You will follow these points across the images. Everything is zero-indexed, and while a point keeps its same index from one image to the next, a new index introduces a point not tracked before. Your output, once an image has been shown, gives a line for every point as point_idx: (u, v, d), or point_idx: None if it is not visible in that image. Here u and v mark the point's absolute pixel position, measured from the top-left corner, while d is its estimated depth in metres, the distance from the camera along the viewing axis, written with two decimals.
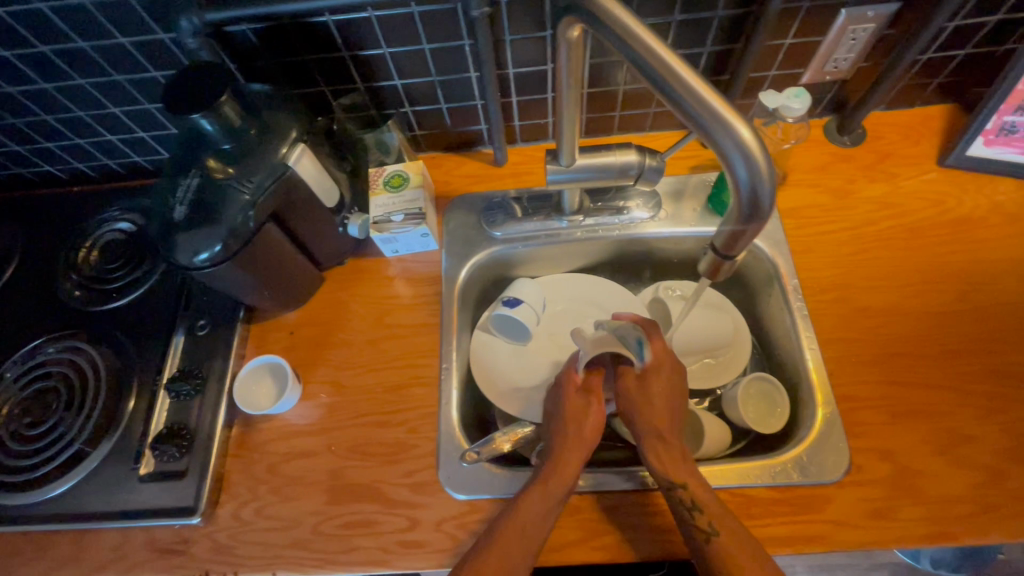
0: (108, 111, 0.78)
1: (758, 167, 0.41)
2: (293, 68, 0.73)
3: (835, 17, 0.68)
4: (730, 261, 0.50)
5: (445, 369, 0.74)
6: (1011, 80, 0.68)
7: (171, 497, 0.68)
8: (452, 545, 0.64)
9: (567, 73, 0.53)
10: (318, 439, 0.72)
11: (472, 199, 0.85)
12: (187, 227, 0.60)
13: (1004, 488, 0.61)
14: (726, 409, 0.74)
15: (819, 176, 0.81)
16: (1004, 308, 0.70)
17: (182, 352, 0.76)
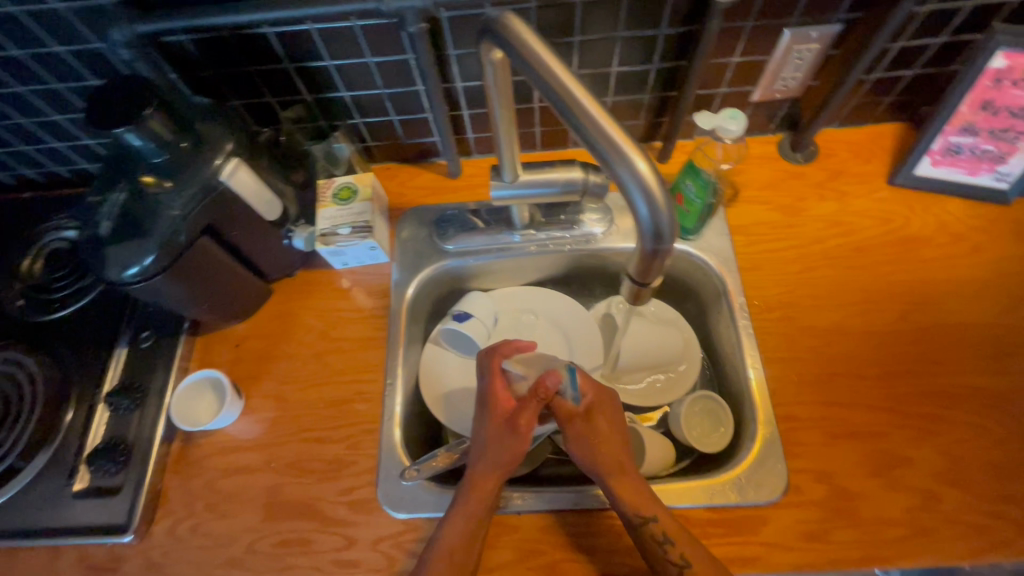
0: (52, 118, 0.77)
1: (657, 203, 0.42)
2: (236, 79, 0.72)
3: (779, 36, 0.69)
4: (647, 287, 0.51)
5: (390, 384, 0.74)
6: (954, 101, 0.68)
7: (104, 514, 0.67)
8: (388, 566, 0.64)
9: (496, 91, 0.53)
10: (258, 454, 0.71)
11: (424, 211, 0.85)
12: (117, 241, 0.59)
13: (938, 511, 0.61)
14: (672, 427, 0.74)
15: (770, 193, 0.81)
16: (945, 328, 0.71)
17: (124, 364, 0.75)
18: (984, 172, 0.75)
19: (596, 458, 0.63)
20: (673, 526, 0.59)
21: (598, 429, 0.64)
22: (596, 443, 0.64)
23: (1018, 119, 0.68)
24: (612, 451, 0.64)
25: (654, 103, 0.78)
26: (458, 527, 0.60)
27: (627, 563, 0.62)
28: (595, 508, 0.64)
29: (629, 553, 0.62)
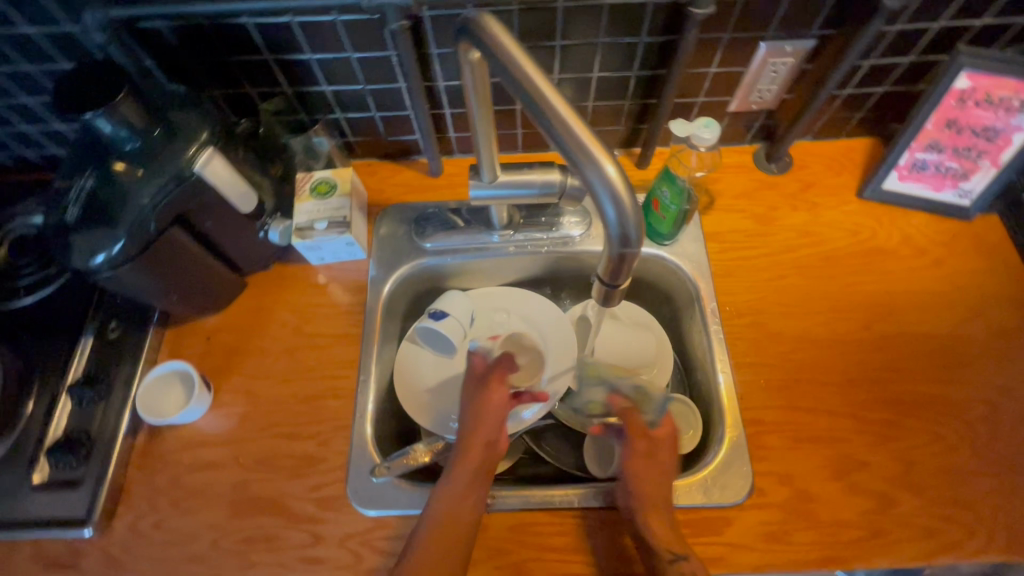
0: (22, 101, 0.75)
1: (625, 207, 0.43)
2: (214, 69, 0.72)
3: (756, 49, 0.70)
4: (617, 290, 0.52)
5: (363, 381, 0.73)
6: (921, 119, 0.71)
7: (63, 508, 0.65)
8: (355, 562, 0.63)
9: (474, 92, 0.53)
10: (226, 449, 0.70)
11: (404, 209, 0.84)
12: (84, 228, 0.58)
13: (893, 514, 0.63)
14: (643, 429, 0.75)
15: (745, 202, 0.83)
16: (906, 338, 0.73)
17: (89, 355, 0.73)
18: (948, 188, 0.78)
19: (641, 484, 0.62)
20: (697, 572, 0.58)
21: (659, 456, 0.65)
22: (652, 465, 0.64)
23: (980, 138, 0.71)
24: (660, 477, 0.63)
25: (633, 110, 0.79)
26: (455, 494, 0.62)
27: (594, 562, 0.62)
28: (563, 507, 0.65)
29: (597, 553, 0.63)
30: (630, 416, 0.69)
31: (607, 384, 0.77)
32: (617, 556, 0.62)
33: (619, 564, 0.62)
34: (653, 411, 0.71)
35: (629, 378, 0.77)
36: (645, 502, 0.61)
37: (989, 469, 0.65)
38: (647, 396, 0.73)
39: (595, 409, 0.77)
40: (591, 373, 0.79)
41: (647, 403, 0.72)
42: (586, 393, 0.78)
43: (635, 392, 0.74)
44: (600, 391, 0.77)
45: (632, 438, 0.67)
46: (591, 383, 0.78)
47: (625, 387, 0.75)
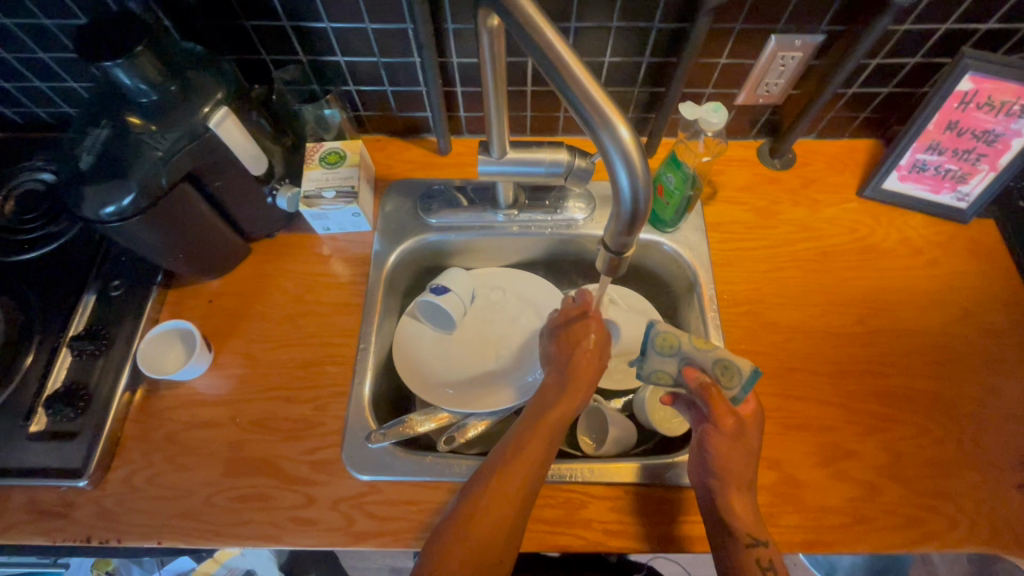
0: (36, 56, 0.76)
1: (636, 171, 0.44)
2: (231, 32, 0.72)
3: (766, 42, 0.71)
4: (621, 259, 0.53)
5: (362, 350, 0.74)
6: (923, 119, 0.72)
7: (59, 458, 0.66)
8: (347, 525, 0.64)
9: (489, 63, 0.55)
10: (223, 410, 0.71)
11: (411, 184, 0.85)
12: (95, 178, 0.59)
13: (878, 502, 0.65)
14: (638, 412, 0.76)
15: (747, 195, 0.84)
16: (898, 334, 0.74)
17: (91, 312, 0.74)
18: (946, 191, 0.79)
19: (730, 465, 0.60)
20: (772, 560, 0.57)
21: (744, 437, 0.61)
22: (740, 448, 0.60)
23: (980, 141, 0.72)
24: (745, 458, 0.60)
25: (642, 98, 0.81)
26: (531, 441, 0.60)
27: (585, 535, 0.63)
28: (557, 481, 0.66)
29: (585, 525, 0.64)
30: (713, 395, 0.62)
31: (681, 354, 0.65)
32: (604, 529, 0.63)
33: (605, 537, 0.63)
34: (739, 389, 0.62)
35: (717, 354, 0.63)
36: (729, 482, 0.59)
37: (974, 463, 0.67)
38: (732, 371, 0.62)
39: (663, 379, 0.67)
40: (661, 342, 0.66)
41: (730, 378, 0.62)
42: (652, 361, 0.67)
43: (718, 367, 0.63)
44: (671, 362, 0.65)
45: (719, 416, 0.61)
46: (660, 352, 0.66)
47: (706, 361, 0.63)
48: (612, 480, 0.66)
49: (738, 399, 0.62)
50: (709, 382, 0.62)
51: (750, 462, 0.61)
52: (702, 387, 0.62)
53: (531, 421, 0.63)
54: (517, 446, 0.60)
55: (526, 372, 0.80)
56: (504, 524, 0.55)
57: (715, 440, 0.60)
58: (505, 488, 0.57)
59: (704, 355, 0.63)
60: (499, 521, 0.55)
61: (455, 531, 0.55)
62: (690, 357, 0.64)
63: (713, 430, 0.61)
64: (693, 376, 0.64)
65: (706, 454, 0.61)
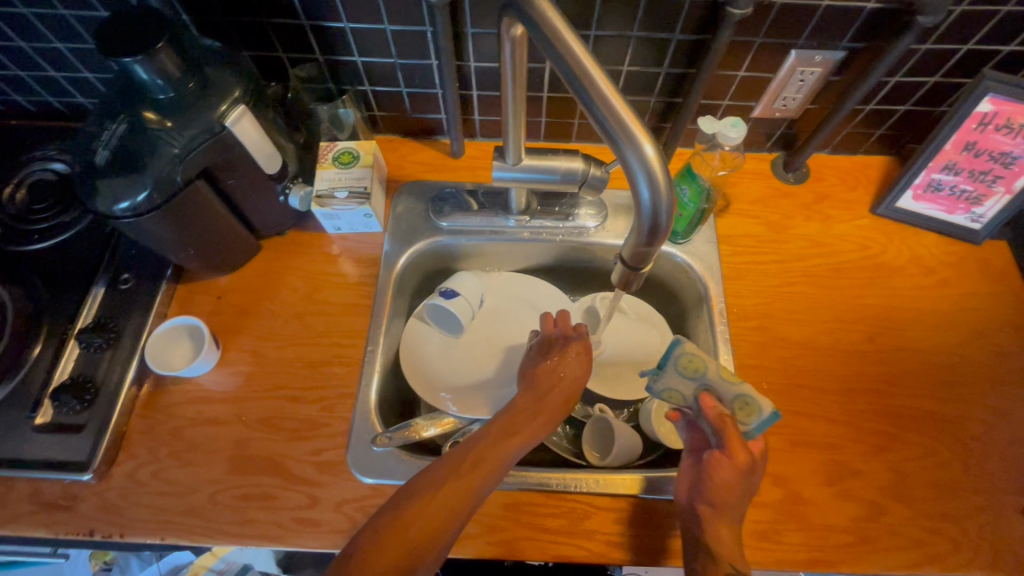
0: (52, 46, 0.75)
1: (659, 188, 0.44)
2: (250, 29, 0.72)
3: (786, 56, 0.71)
4: (637, 273, 0.53)
5: (370, 352, 0.74)
6: (940, 139, 0.71)
7: (64, 450, 0.65)
8: (349, 527, 0.64)
9: (511, 72, 0.54)
10: (229, 407, 0.70)
11: (423, 186, 0.85)
12: (110, 173, 0.59)
13: (882, 522, 0.64)
14: (643, 423, 0.76)
15: (759, 208, 0.84)
16: (908, 353, 0.74)
17: (100, 303, 0.73)
18: (960, 212, 0.79)
19: (722, 492, 0.58)
20: None
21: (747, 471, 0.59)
22: (741, 481, 0.58)
23: (997, 164, 0.71)
24: (740, 491, 0.59)
25: (658, 107, 0.80)
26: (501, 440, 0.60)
27: (588, 546, 0.63)
28: (563, 490, 0.66)
29: (588, 536, 0.64)
30: (731, 427, 0.59)
31: (702, 380, 0.62)
32: (607, 541, 0.63)
33: (608, 549, 0.63)
34: (753, 427, 0.61)
35: (741, 389, 0.61)
36: (724, 512, 0.58)
37: (979, 487, 0.66)
38: (751, 409, 0.61)
39: (673, 398, 0.64)
40: (686, 363, 0.63)
41: (747, 415, 0.61)
42: (669, 379, 0.64)
43: (737, 402, 0.61)
44: (689, 385, 0.63)
45: (732, 448, 0.58)
46: (681, 372, 0.63)
47: (728, 393, 0.61)
48: (616, 492, 0.65)
49: (750, 435, 0.61)
50: (727, 414, 0.60)
51: (746, 494, 0.59)
52: (719, 418, 0.60)
53: (489, 438, 0.60)
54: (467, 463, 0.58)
55: None
56: (429, 540, 0.53)
57: (721, 470, 0.58)
58: (444, 503, 0.55)
59: (727, 386, 0.61)
60: (429, 535, 0.53)
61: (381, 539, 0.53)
62: (712, 385, 0.62)
63: (722, 460, 0.58)
64: (711, 404, 0.61)
65: (708, 482, 0.59)
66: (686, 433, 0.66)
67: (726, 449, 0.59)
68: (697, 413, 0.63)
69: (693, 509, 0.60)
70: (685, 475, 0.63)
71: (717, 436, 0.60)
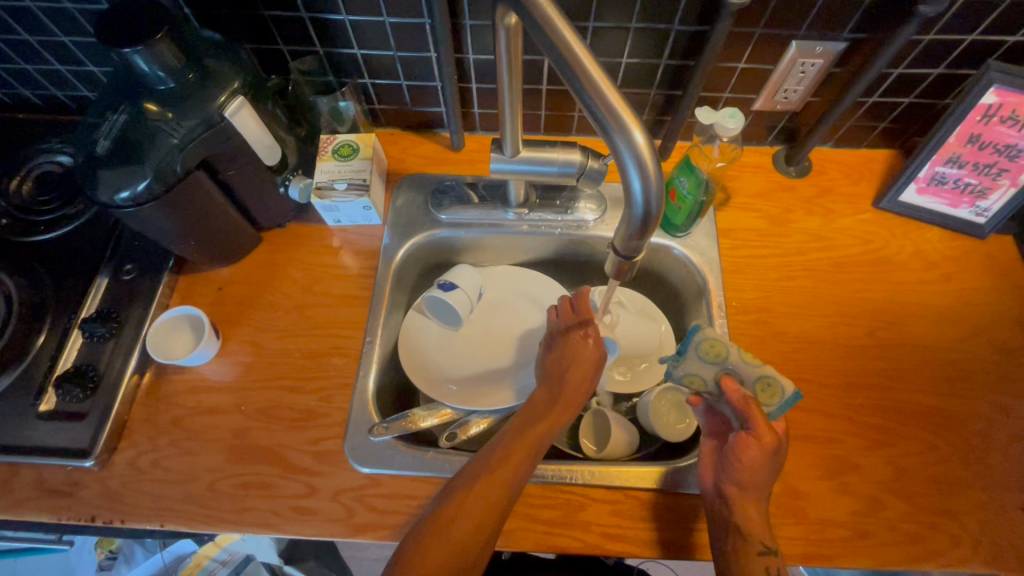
0: (57, 39, 0.76)
1: (649, 177, 0.44)
2: (250, 22, 0.73)
3: (786, 47, 0.70)
4: (630, 264, 0.53)
5: (368, 343, 0.74)
6: (944, 132, 0.71)
7: (67, 438, 0.66)
8: (347, 516, 0.64)
9: (506, 63, 0.54)
10: (228, 397, 0.71)
11: (422, 179, 0.85)
12: (110, 163, 0.59)
13: (881, 518, 0.64)
14: (641, 416, 0.76)
15: (760, 202, 0.83)
16: (909, 348, 0.73)
17: (103, 294, 0.74)
18: (964, 206, 0.78)
19: (748, 476, 0.58)
20: (779, 568, 0.57)
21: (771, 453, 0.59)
22: (769, 461, 0.59)
23: (1002, 156, 0.70)
24: (768, 471, 0.59)
25: (658, 100, 0.80)
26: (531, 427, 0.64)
27: (584, 537, 0.63)
28: (559, 482, 0.66)
29: (584, 527, 0.64)
30: (755, 408, 0.59)
31: (724, 364, 0.62)
32: (604, 533, 0.63)
33: (604, 541, 0.63)
34: (775, 408, 0.61)
35: (763, 371, 0.61)
36: (751, 492, 0.59)
37: (980, 483, 0.66)
38: (773, 390, 0.61)
39: (694, 384, 0.63)
40: (708, 348, 0.63)
41: (770, 396, 0.61)
42: (690, 363, 0.63)
43: (759, 384, 0.61)
44: (711, 369, 0.63)
45: (757, 428, 0.59)
46: (703, 357, 0.63)
47: (750, 376, 0.61)
48: (613, 484, 0.65)
49: (772, 416, 0.62)
50: (751, 396, 0.60)
51: (772, 474, 0.60)
52: (743, 400, 0.60)
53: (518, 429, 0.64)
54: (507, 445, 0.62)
55: (521, 375, 0.79)
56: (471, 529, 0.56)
57: (748, 452, 0.59)
58: (489, 488, 0.58)
59: (750, 369, 0.62)
60: (471, 524, 0.56)
61: (441, 523, 0.56)
62: (735, 369, 0.62)
63: (747, 441, 0.59)
64: (736, 388, 0.61)
65: (735, 464, 0.59)
66: (704, 418, 0.67)
67: (751, 430, 0.59)
68: (720, 398, 0.62)
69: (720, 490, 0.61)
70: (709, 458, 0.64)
71: (741, 419, 0.60)
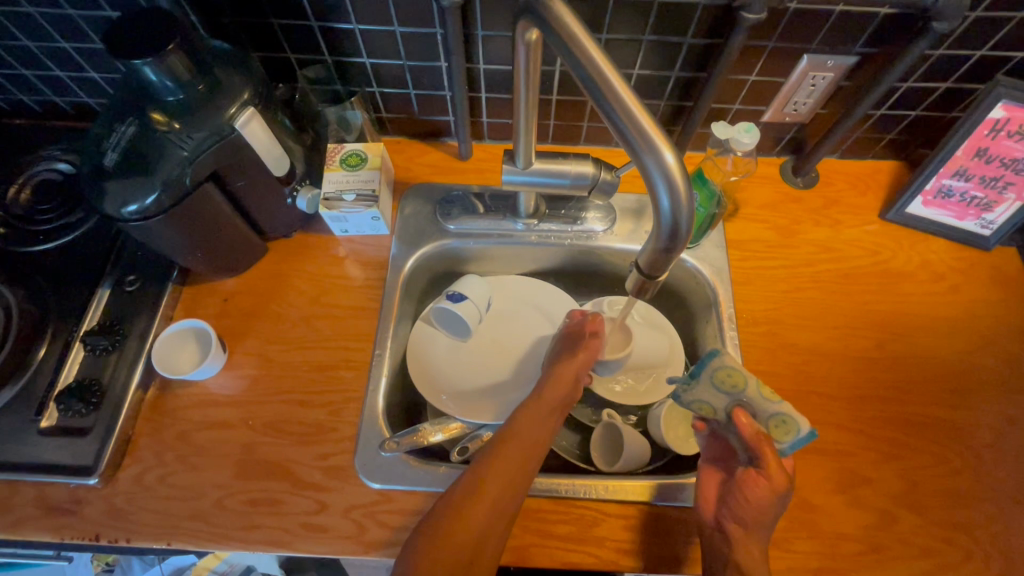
0: (59, 46, 0.75)
1: (678, 195, 0.44)
2: (258, 30, 0.72)
3: (798, 61, 0.71)
4: (653, 281, 0.52)
5: (377, 355, 0.73)
6: (952, 145, 0.71)
7: (70, 454, 0.65)
8: (358, 533, 0.63)
9: (525, 77, 0.54)
10: (235, 411, 0.70)
11: (430, 189, 0.84)
12: (119, 174, 0.58)
13: (893, 531, 0.64)
14: (651, 428, 0.75)
15: (769, 213, 0.83)
16: (918, 360, 0.74)
17: (105, 306, 0.73)
18: (970, 218, 0.78)
19: (750, 510, 0.58)
20: None
21: (778, 494, 0.58)
22: (776, 501, 0.58)
23: (1008, 170, 0.71)
24: (774, 511, 0.58)
25: (668, 111, 0.80)
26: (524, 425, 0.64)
27: (598, 553, 0.63)
28: (573, 497, 0.65)
29: (598, 543, 0.63)
30: (767, 444, 0.59)
31: (738, 396, 0.61)
32: (618, 548, 0.63)
33: (618, 556, 0.63)
34: (787, 445, 0.60)
35: (779, 408, 0.60)
36: (751, 529, 0.58)
37: (990, 495, 0.66)
38: (788, 428, 0.60)
39: (702, 410, 0.64)
40: (724, 377, 0.62)
41: (783, 433, 0.60)
42: (701, 390, 0.63)
43: (773, 420, 0.60)
44: (722, 399, 0.62)
45: (768, 465, 0.58)
46: (717, 385, 0.62)
47: (764, 411, 0.61)
48: (627, 499, 0.65)
49: (782, 453, 0.61)
50: (763, 432, 0.60)
51: (777, 517, 0.59)
52: (755, 435, 0.60)
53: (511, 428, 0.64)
54: (494, 457, 0.60)
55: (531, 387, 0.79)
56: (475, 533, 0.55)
57: (756, 488, 0.58)
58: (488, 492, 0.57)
59: (765, 405, 0.60)
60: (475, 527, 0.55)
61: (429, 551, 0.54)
62: (749, 402, 0.61)
63: (757, 477, 0.59)
64: (748, 423, 0.60)
65: (740, 500, 0.58)
66: (708, 446, 0.66)
67: (761, 466, 0.59)
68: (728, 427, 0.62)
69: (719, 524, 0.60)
70: (709, 488, 0.63)
71: (751, 455, 0.60)
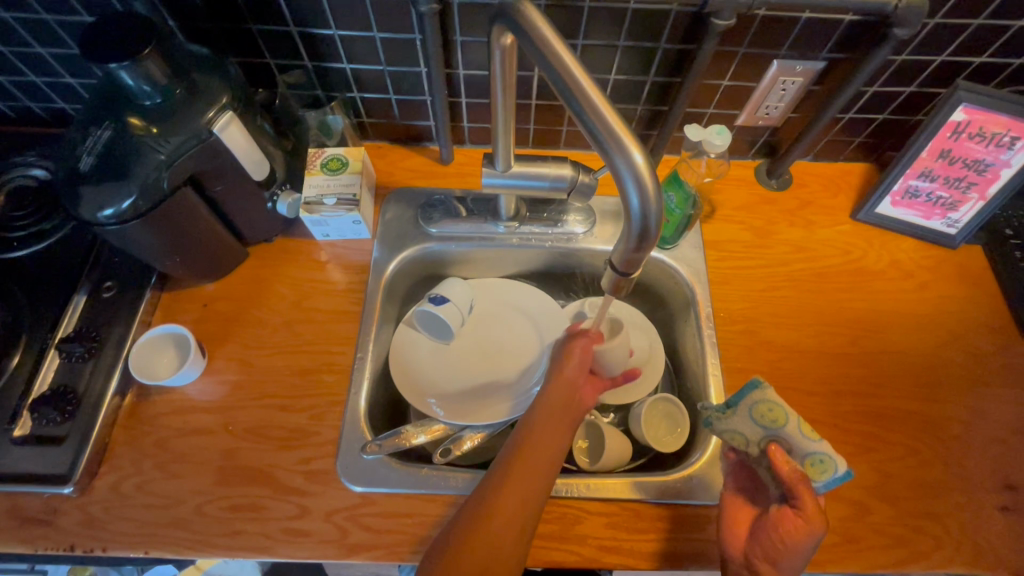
0: (33, 50, 0.74)
1: (647, 196, 0.45)
2: (236, 35, 0.72)
3: (768, 67, 0.73)
4: (627, 279, 0.53)
5: (359, 359, 0.73)
6: (917, 147, 0.73)
7: (43, 464, 0.64)
8: (340, 537, 0.63)
9: (501, 81, 0.55)
10: (215, 417, 0.69)
11: (413, 193, 0.85)
12: (95, 179, 0.58)
13: (868, 522, 0.66)
14: (631, 425, 0.76)
15: (744, 215, 0.85)
16: (889, 356, 0.76)
17: (81, 312, 0.72)
18: (936, 217, 0.81)
19: (783, 551, 0.56)
20: None
21: (812, 536, 0.56)
22: (812, 542, 0.56)
23: (971, 170, 0.73)
24: (807, 551, 0.56)
25: (645, 115, 0.82)
26: (542, 425, 0.62)
27: (579, 549, 0.63)
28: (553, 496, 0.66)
29: (580, 541, 0.64)
30: (805, 484, 0.57)
31: (777, 431, 0.60)
32: (600, 545, 0.64)
33: (600, 553, 0.63)
34: (821, 483, 0.59)
35: (818, 447, 0.59)
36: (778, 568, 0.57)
37: (960, 485, 0.68)
38: (825, 467, 0.59)
39: (734, 441, 0.62)
40: (764, 411, 0.61)
41: (819, 472, 0.59)
42: (737, 420, 0.62)
43: (810, 459, 0.59)
44: (759, 432, 0.61)
45: (804, 505, 0.56)
46: (756, 418, 0.61)
47: (803, 450, 0.59)
48: (607, 496, 0.66)
49: (817, 492, 0.60)
50: (801, 470, 0.58)
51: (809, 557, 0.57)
52: (791, 474, 0.58)
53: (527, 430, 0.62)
54: (510, 466, 0.59)
55: (513, 389, 0.79)
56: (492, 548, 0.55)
57: (789, 527, 0.57)
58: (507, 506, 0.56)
59: (805, 443, 0.59)
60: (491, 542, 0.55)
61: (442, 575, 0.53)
62: (788, 439, 0.60)
63: (793, 516, 0.57)
64: (784, 459, 0.58)
65: (771, 538, 0.57)
66: (735, 473, 0.65)
67: (796, 504, 0.57)
68: (759, 461, 0.61)
69: (747, 562, 0.58)
70: (737, 521, 0.61)
71: (785, 492, 0.58)
